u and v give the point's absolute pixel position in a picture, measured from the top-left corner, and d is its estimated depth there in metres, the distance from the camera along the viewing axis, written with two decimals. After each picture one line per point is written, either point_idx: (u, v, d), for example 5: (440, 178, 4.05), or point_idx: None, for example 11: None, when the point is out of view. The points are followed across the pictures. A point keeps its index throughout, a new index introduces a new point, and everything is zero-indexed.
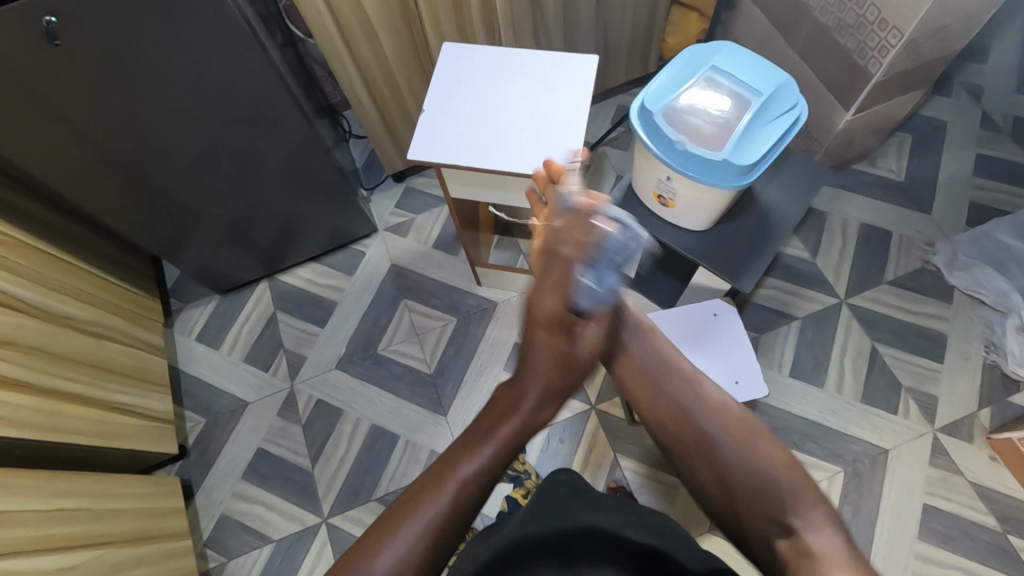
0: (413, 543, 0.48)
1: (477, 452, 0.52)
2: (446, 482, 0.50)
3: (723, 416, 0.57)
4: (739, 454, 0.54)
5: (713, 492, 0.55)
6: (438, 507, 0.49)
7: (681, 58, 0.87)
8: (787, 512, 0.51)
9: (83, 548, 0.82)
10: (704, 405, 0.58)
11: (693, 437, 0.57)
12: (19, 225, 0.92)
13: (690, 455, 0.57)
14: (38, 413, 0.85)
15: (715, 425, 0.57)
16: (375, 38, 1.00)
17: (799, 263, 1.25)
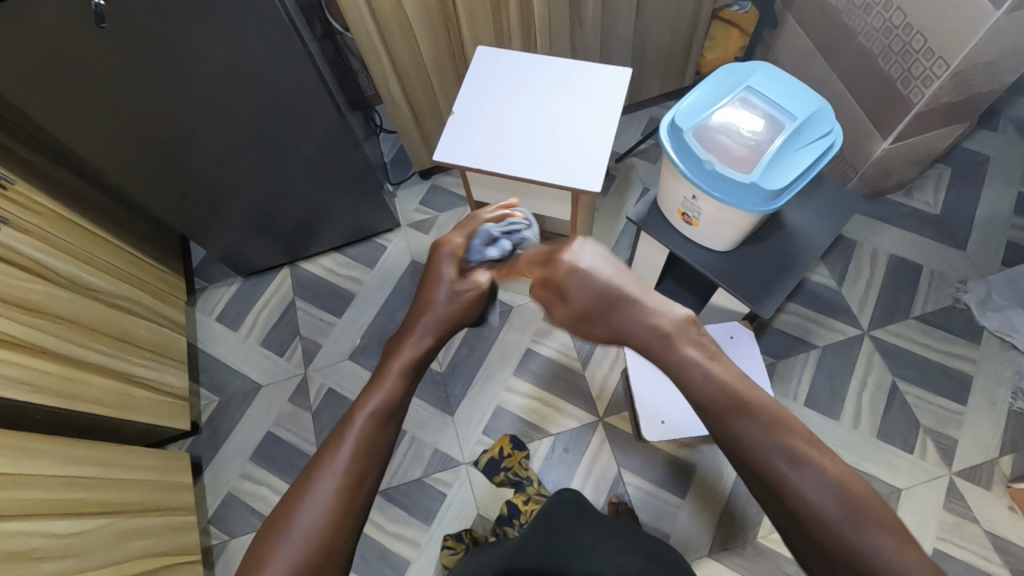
0: (325, 496, 0.55)
1: (371, 395, 0.62)
2: (344, 442, 0.58)
3: (856, 513, 0.54)
4: (862, 530, 0.53)
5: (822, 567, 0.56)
6: (351, 440, 0.58)
7: (716, 76, 0.86)
8: None
9: (93, 515, 0.85)
10: (831, 498, 0.55)
11: (819, 535, 0.55)
12: (53, 197, 0.95)
13: (803, 542, 0.57)
14: (59, 381, 0.88)
15: (828, 498, 0.55)
16: (411, 35, 1.01)
17: (823, 290, 1.22)
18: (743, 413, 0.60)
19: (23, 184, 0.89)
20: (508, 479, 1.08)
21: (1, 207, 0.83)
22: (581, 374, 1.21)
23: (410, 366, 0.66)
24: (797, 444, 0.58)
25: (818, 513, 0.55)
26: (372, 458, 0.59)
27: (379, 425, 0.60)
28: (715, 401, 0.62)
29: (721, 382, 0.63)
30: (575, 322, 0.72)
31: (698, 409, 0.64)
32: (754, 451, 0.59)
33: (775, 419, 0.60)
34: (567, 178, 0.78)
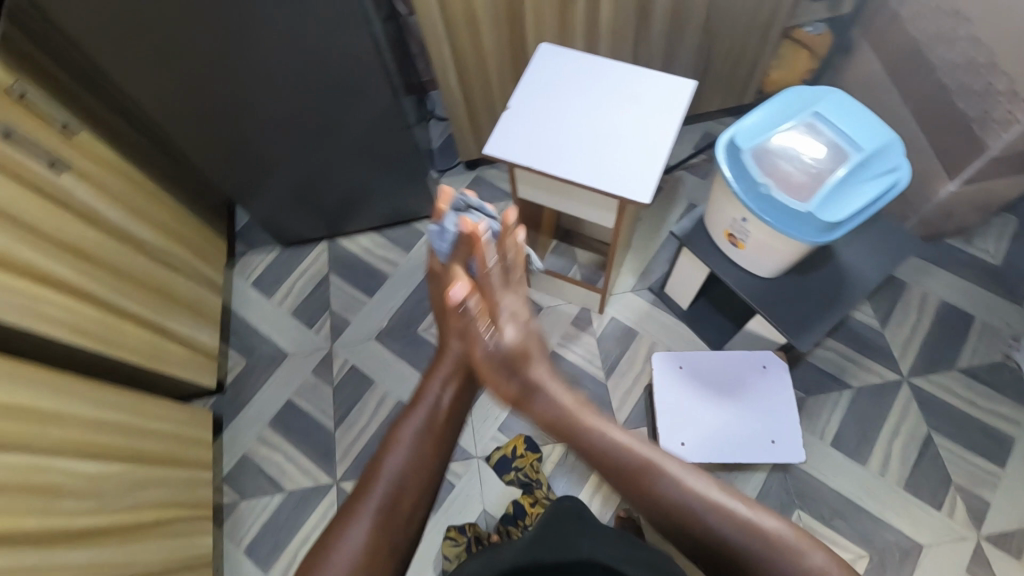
0: (369, 518, 0.58)
1: (410, 420, 0.65)
2: (378, 477, 0.60)
3: (756, 538, 0.58)
4: (713, 513, 0.60)
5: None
6: (397, 459, 0.61)
7: (782, 98, 0.83)
8: (775, 559, 0.57)
9: (117, 459, 0.88)
10: (749, 537, 0.58)
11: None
12: (114, 149, 0.99)
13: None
14: (100, 326, 0.91)
15: (688, 489, 0.61)
16: (475, 25, 1.01)
17: (865, 329, 1.18)
18: (656, 470, 0.63)
19: (85, 133, 0.93)
20: (518, 479, 1.09)
21: (63, 152, 0.87)
22: (604, 384, 1.20)
23: (449, 379, 0.68)
24: (709, 492, 0.61)
25: (745, 556, 0.58)
26: (412, 481, 0.61)
27: (415, 456, 0.62)
28: (631, 466, 0.63)
29: (627, 444, 0.65)
30: (495, 365, 0.68)
31: (609, 476, 0.65)
32: (672, 505, 0.61)
33: (687, 473, 0.63)
34: (617, 186, 0.75)
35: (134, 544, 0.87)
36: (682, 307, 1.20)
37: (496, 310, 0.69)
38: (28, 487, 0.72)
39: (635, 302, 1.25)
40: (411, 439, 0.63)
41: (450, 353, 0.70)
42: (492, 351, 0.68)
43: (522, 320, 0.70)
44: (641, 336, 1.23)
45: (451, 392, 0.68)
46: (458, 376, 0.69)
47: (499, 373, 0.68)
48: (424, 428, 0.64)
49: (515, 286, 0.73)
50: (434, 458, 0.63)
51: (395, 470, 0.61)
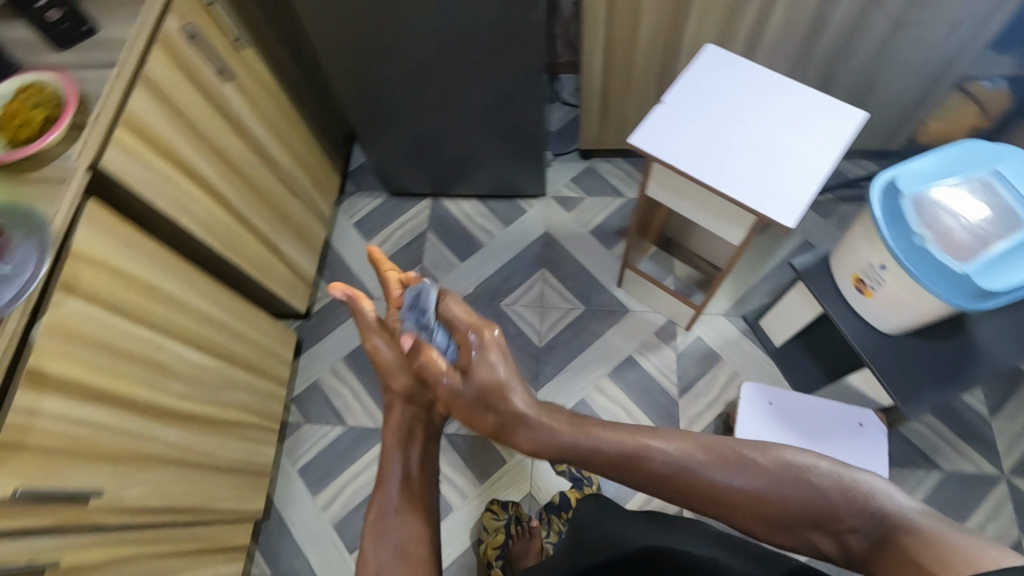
0: None
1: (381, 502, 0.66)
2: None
3: (776, 484, 0.57)
4: (725, 475, 0.59)
5: (782, 534, 0.59)
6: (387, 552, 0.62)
7: (955, 149, 0.78)
8: (793, 494, 0.57)
9: (216, 355, 0.93)
10: (759, 481, 0.58)
11: (765, 512, 0.58)
12: (269, 69, 1.04)
13: (756, 519, 0.58)
14: (228, 229, 0.96)
15: (690, 454, 0.60)
16: (637, 13, 0.99)
17: (970, 413, 1.09)
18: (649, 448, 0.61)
19: (250, 48, 0.98)
20: (570, 472, 1.10)
21: (231, 62, 0.93)
22: (675, 402, 1.17)
23: (410, 440, 0.70)
24: (704, 450, 0.60)
25: (763, 502, 0.57)
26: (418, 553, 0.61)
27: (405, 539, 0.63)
28: (617, 454, 0.61)
29: (611, 435, 0.62)
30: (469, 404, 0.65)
31: (605, 471, 0.63)
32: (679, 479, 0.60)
33: (686, 444, 0.61)
34: (760, 204, 0.72)
35: (214, 438, 0.93)
36: (774, 343, 1.16)
37: (468, 368, 0.64)
38: (144, 360, 0.77)
39: (725, 327, 1.21)
40: (391, 518, 0.64)
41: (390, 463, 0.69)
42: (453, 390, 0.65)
43: (498, 348, 0.65)
44: (723, 362, 1.19)
45: (412, 448, 0.70)
46: (417, 437, 0.70)
47: (473, 409, 0.65)
48: (402, 510, 0.65)
49: (481, 330, 0.66)
50: (425, 527, 0.64)
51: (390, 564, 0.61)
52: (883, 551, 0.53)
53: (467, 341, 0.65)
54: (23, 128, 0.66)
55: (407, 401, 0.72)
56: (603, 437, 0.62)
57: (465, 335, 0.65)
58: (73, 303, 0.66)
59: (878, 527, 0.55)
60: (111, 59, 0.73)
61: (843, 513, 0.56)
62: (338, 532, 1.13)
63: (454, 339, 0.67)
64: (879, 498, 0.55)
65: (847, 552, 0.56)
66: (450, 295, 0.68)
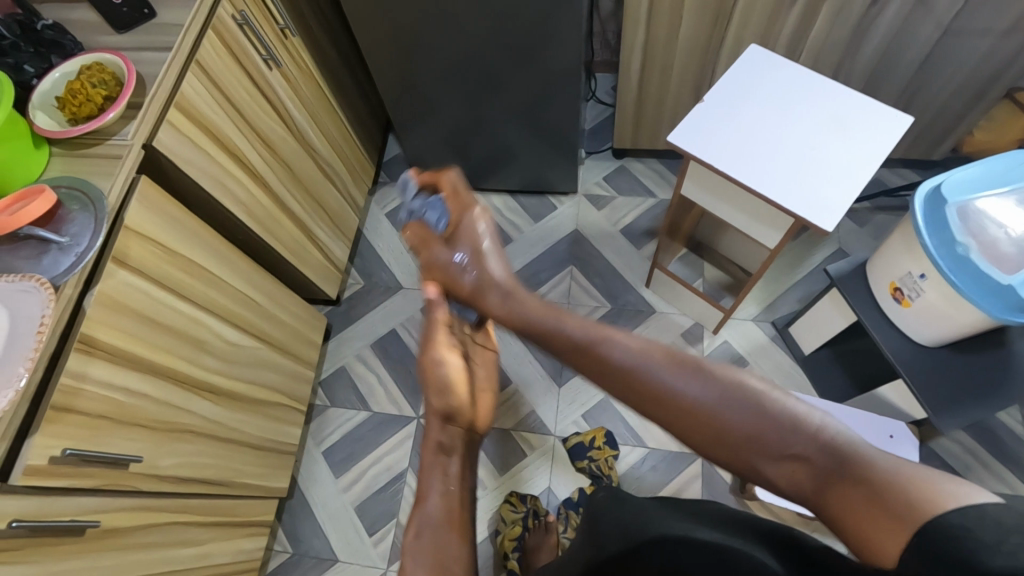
0: None
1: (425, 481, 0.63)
2: None
3: (731, 392, 0.52)
4: (681, 380, 0.54)
5: (732, 463, 0.51)
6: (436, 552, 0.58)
7: (1007, 158, 0.76)
8: (747, 404, 0.50)
9: (250, 334, 0.95)
10: (713, 390, 0.52)
11: (709, 429, 0.51)
12: (312, 57, 1.07)
13: (706, 440, 0.52)
14: (266, 213, 0.99)
15: (649, 359, 0.56)
16: (679, 13, 0.99)
17: (1006, 433, 1.06)
18: (614, 347, 0.58)
19: (295, 37, 1.00)
20: (589, 469, 1.10)
21: (277, 49, 0.95)
22: None
23: (447, 450, 0.66)
24: (661, 352, 0.57)
25: (710, 413, 0.52)
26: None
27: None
28: (575, 344, 0.61)
29: (579, 326, 0.62)
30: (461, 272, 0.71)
31: (563, 355, 0.62)
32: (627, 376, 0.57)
33: (643, 343, 0.58)
34: (798, 205, 0.72)
35: (244, 414, 0.95)
36: (803, 350, 1.14)
37: (459, 227, 0.74)
38: (184, 335, 0.80)
39: (753, 332, 1.20)
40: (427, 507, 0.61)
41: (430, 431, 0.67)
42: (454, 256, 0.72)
43: (484, 215, 0.74)
44: (750, 367, 1.17)
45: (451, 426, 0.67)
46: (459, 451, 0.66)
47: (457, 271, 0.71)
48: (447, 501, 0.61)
49: (471, 203, 0.75)
50: (462, 543, 0.59)
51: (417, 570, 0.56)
52: (838, 487, 0.44)
53: (460, 204, 0.75)
54: (86, 105, 0.69)
55: (446, 421, 0.68)
56: (572, 331, 0.62)
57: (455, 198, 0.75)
58: (123, 274, 0.68)
59: (832, 459, 0.46)
60: (167, 42, 0.75)
61: (794, 438, 0.48)
62: (358, 515, 1.15)
63: (443, 203, 0.76)
64: (843, 430, 0.47)
65: (797, 485, 0.47)
66: (445, 173, 0.77)
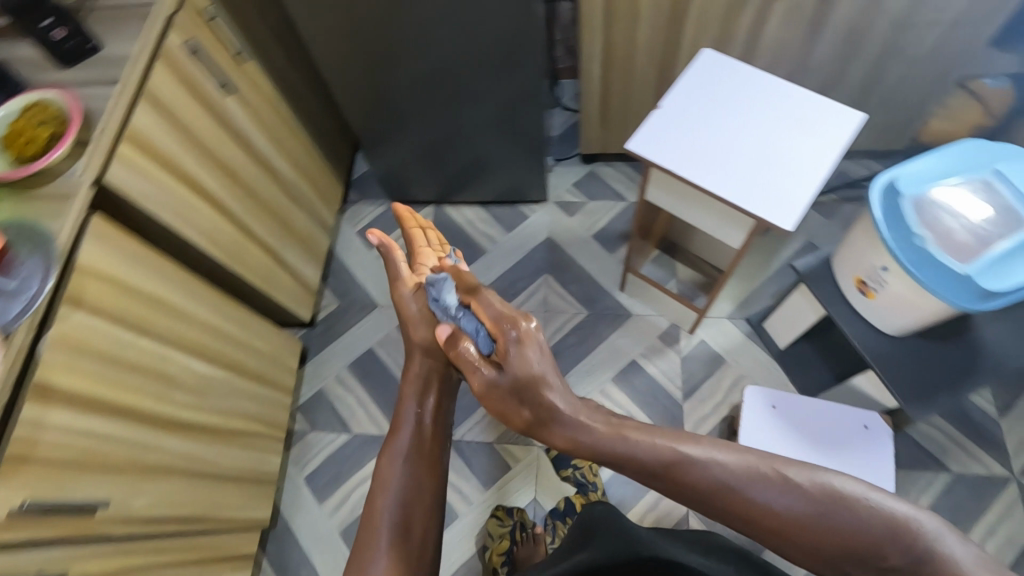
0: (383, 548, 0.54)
1: (397, 438, 0.61)
2: (376, 524, 0.56)
3: (818, 504, 0.47)
4: (761, 494, 0.49)
5: (817, 567, 0.49)
6: (393, 485, 0.58)
7: (958, 148, 0.77)
8: (837, 520, 0.47)
9: (220, 365, 0.94)
10: (800, 503, 0.48)
11: (794, 541, 0.48)
12: (271, 80, 1.06)
13: (790, 550, 0.49)
14: (231, 240, 0.97)
15: (722, 469, 0.50)
16: (635, 19, 0.99)
17: (979, 414, 1.08)
18: (689, 461, 0.51)
19: (251, 61, 0.99)
20: (574, 477, 1.09)
21: (232, 75, 0.94)
22: (679, 405, 1.16)
23: (427, 390, 0.64)
24: (741, 463, 0.50)
25: (798, 529, 0.48)
26: (411, 534, 0.55)
27: (401, 529, 0.55)
28: (655, 460, 0.52)
29: (642, 434, 0.53)
30: (504, 394, 0.57)
31: (624, 471, 0.54)
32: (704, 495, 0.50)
33: (717, 450, 0.51)
34: (759, 207, 0.72)
35: (218, 447, 0.93)
36: (779, 345, 1.15)
37: (503, 353, 0.58)
38: (150, 372, 0.78)
39: (729, 330, 1.21)
40: (399, 458, 0.60)
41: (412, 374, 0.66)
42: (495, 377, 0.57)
43: (533, 342, 0.58)
44: (728, 365, 1.18)
45: (436, 404, 0.64)
46: (436, 386, 0.65)
47: (507, 401, 0.57)
48: (415, 445, 0.61)
49: (518, 322, 0.59)
50: (433, 477, 0.59)
51: (390, 504, 0.57)
52: None
53: (501, 326, 0.59)
54: (30, 147, 0.67)
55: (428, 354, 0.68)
56: (635, 443, 0.53)
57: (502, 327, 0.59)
58: (79, 316, 0.67)
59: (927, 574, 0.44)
60: (115, 75, 0.74)
61: (889, 550, 0.46)
62: (345, 539, 1.14)
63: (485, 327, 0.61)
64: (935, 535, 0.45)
65: None
66: (483, 295, 0.62)
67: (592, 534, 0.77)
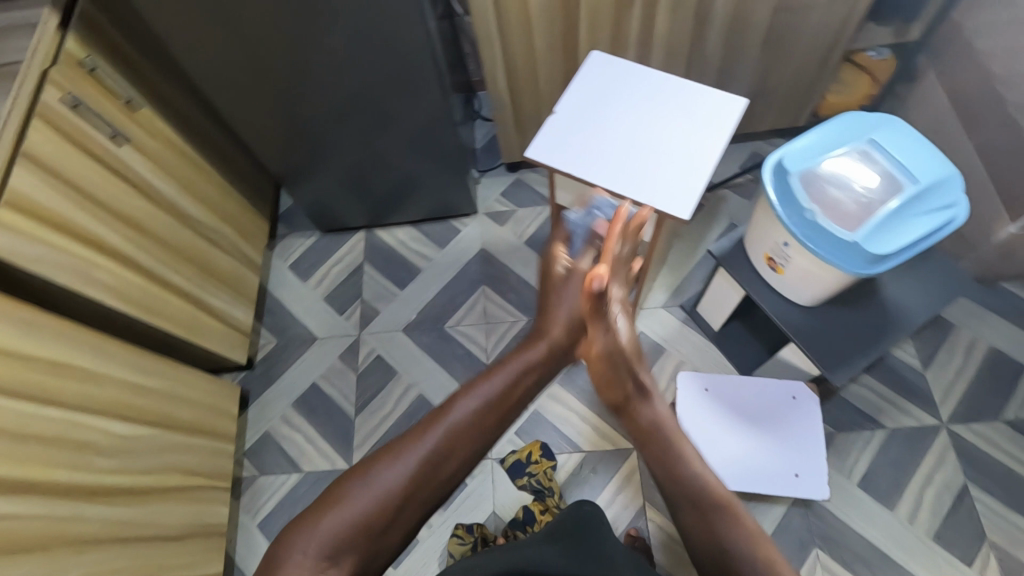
0: (423, 452, 0.57)
1: (488, 378, 0.62)
2: (438, 422, 0.59)
3: None
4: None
5: None
6: (465, 409, 0.59)
7: (839, 121, 0.81)
8: None
9: (147, 423, 0.90)
10: None
11: None
12: (172, 125, 1.03)
13: None
14: (145, 293, 0.94)
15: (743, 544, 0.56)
16: (529, 28, 1.01)
17: (905, 369, 1.13)
18: (733, 521, 0.58)
19: (146, 109, 0.96)
20: (531, 485, 1.08)
21: (125, 125, 0.92)
22: None
23: (532, 368, 0.64)
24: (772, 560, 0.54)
25: None
26: (444, 467, 0.57)
27: (440, 453, 0.57)
28: (699, 495, 0.61)
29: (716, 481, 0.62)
30: (611, 358, 0.66)
31: (679, 499, 0.62)
32: (714, 535, 0.58)
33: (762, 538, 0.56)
34: (658, 199, 0.74)
35: (154, 507, 0.90)
36: (713, 327, 1.17)
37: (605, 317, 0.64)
38: (60, 440, 0.75)
39: (666, 319, 1.22)
40: (479, 399, 0.60)
41: (552, 314, 0.69)
42: (609, 347, 0.66)
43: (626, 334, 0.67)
44: (669, 354, 1.18)
45: (524, 374, 0.64)
46: (542, 367, 0.65)
47: (614, 369, 0.66)
48: (494, 398, 0.61)
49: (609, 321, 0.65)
50: (493, 431, 0.61)
51: (456, 423, 0.58)
52: None
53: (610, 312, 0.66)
54: None
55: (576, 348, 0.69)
56: (712, 480, 0.62)
57: (589, 307, 0.63)
58: None
59: None
60: None
61: None
62: None
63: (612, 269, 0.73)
64: None
65: None
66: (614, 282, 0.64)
67: (554, 528, 0.78)
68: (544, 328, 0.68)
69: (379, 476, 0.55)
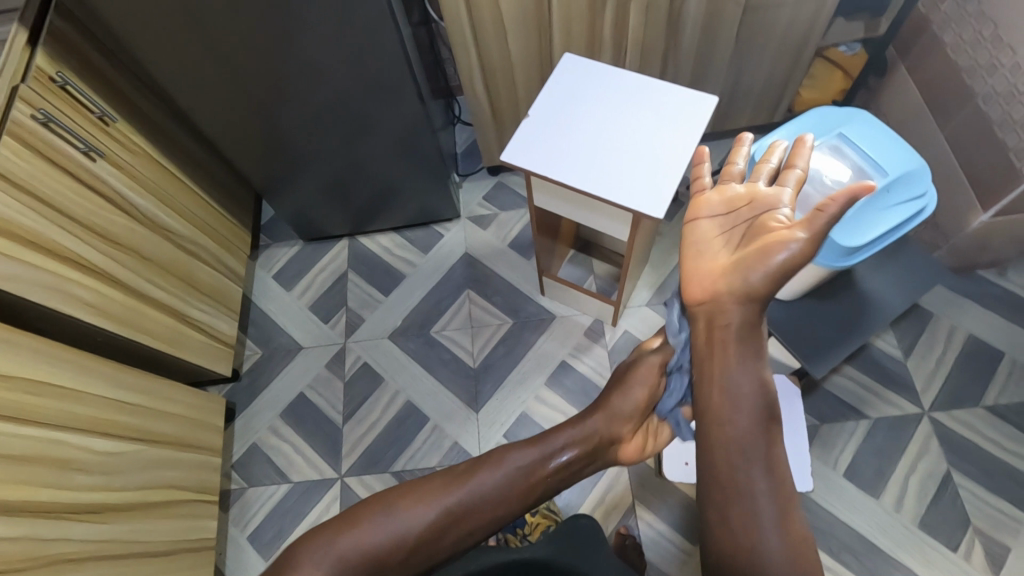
0: (439, 506, 0.60)
1: (524, 453, 0.65)
2: (460, 486, 0.62)
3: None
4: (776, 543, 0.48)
5: None
6: (487, 480, 0.62)
7: (808, 119, 0.83)
8: None
9: (131, 440, 0.90)
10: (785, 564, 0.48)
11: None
12: (148, 139, 1.03)
13: None
14: (125, 309, 0.94)
15: (767, 488, 0.50)
16: (503, 31, 1.01)
17: (886, 359, 1.14)
18: (764, 469, 0.50)
19: (121, 123, 0.96)
20: None
21: (99, 141, 0.91)
22: None
23: (570, 450, 0.66)
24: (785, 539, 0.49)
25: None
26: (446, 528, 0.60)
27: (454, 513, 0.60)
28: (733, 431, 0.51)
29: (764, 415, 0.52)
30: (756, 251, 0.52)
31: (703, 427, 0.53)
32: (734, 474, 0.50)
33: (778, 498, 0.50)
34: (633, 200, 0.75)
35: (142, 524, 0.89)
36: None
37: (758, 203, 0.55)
38: (42, 460, 0.74)
39: (650, 317, 1.24)
40: (503, 471, 0.63)
41: (610, 399, 0.69)
42: (767, 237, 0.52)
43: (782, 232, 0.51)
44: None
45: (558, 458, 0.65)
46: (583, 455, 0.66)
47: (752, 262, 0.52)
48: (519, 474, 0.64)
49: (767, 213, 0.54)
50: (508, 509, 0.63)
51: (475, 490, 0.62)
52: None
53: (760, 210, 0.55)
54: None
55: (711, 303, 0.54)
56: (753, 404, 0.52)
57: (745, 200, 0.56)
58: None
59: None
60: None
61: None
62: None
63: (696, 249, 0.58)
64: None
65: None
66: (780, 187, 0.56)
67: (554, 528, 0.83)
68: (602, 404, 0.69)
69: (393, 517, 0.59)
